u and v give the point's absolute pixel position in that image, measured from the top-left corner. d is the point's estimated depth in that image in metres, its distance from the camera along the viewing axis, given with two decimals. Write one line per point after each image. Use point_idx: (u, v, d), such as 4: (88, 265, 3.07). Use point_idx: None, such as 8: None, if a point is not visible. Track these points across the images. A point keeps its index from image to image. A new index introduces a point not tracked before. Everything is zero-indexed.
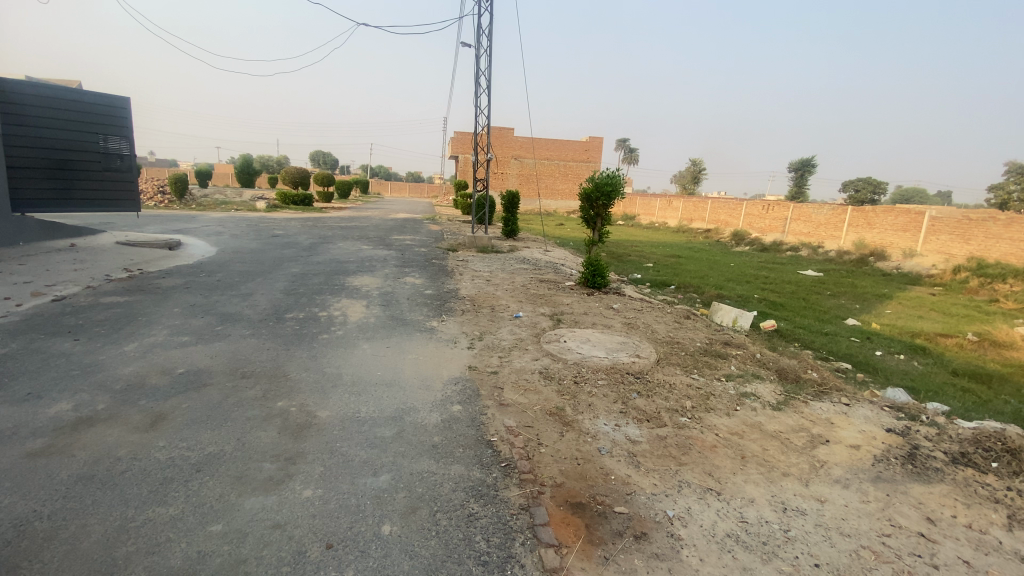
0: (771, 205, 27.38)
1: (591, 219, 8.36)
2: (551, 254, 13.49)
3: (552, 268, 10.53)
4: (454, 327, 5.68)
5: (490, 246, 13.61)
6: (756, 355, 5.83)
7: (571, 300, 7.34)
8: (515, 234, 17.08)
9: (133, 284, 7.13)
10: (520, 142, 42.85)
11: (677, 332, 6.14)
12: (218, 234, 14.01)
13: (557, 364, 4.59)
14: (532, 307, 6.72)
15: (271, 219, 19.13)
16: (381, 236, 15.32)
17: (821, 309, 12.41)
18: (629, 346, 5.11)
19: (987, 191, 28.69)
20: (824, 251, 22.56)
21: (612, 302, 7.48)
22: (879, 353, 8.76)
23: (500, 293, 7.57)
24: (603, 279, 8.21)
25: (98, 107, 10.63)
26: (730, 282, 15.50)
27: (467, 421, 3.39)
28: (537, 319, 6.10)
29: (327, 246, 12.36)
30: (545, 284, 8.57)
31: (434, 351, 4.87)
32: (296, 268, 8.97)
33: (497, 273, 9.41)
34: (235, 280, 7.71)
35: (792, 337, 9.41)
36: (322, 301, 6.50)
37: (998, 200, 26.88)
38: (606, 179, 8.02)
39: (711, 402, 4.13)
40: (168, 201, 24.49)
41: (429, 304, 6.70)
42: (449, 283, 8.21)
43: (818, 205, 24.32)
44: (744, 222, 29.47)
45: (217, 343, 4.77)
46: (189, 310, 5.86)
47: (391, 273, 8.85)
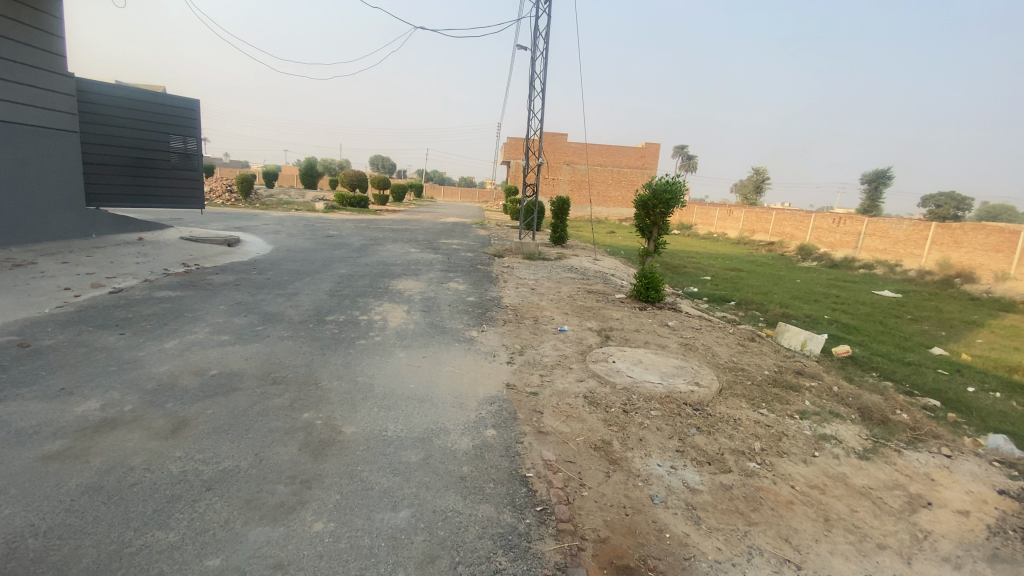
0: (843, 219, 25.46)
1: (647, 229, 7.85)
2: (601, 263, 12.98)
3: (601, 278, 10.05)
4: (495, 338, 5.37)
5: (538, 252, 13.28)
6: (833, 389, 5.15)
7: (621, 314, 6.86)
8: (564, 241, 16.66)
9: (187, 279, 7.34)
10: (574, 148, 42.36)
11: (740, 357, 5.54)
12: (276, 232, 14.49)
13: (605, 388, 4.15)
14: (579, 320, 6.32)
15: (327, 220, 19.70)
16: (430, 239, 15.33)
17: (903, 335, 11.18)
18: (686, 372, 4.60)
19: None
20: (903, 270, 20.64)
21: (667, 318, 6.94)
22: (975, 389, 7.68)
23: (546, 304, 7.20)
24: (657, 292, 7.68)
25: (171, 108, 11.25)
26: (796, 300, 14.38)
27: (502, 449, 3.03)
28: (584, 334, 5.68)
29: (376, 248, 12.44)
30: (594, 295, 8.13)
31: (472, 365, 4.56)
32: (343, 269, 9.00)
33: (543, 282, 9.05)
34: (283, 279, 7.79)
35: (869, 365, 8.46)
36: (363, 304, 6.38)
37: None
38: (664, 186, 7.50)
39: (784, 444, 3.56)
40: (235, 200, 25.87)
41: (470, 311, 6.43)
42: (493, 290, 7.93)
43: (897, 220, 22.37)
44: (811, 236, 27.59)
45: (253, 344, 4.69)
46: (233, 308, 5.88)
47: (435, 278, 8.68)
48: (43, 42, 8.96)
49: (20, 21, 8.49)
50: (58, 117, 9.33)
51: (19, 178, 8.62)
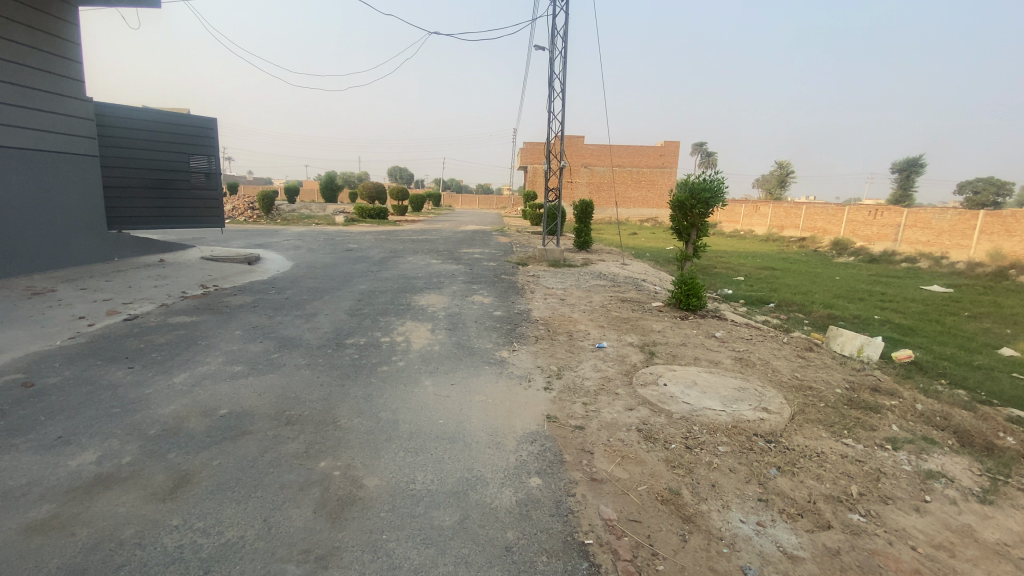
0: (879, 211, 24.25)
1: (686, 231, 7.29)
2: (630, 267, 12.39)
3: (633, 285, 9.49)
4: (528, 359, 4.90)
5: (563, 259, 12.78)
6: (916, 407, 4.51)
7: (663, 325, 6.31)
8: (588, 245, 16.12)
9: (204, 302, 7.09)
10: (591, 150, 41.76)
11: (803, 373, 4.94)
12: (296, 248, 14.34)
13: (660, 419, 3.64)
14: (618, 334, 5.80)
15: (347, 233, 19.58)
16: (450, 249, 14.99)
17: (963, 335, 10.29)
18: (749, 395, 4.04)
19: None
20: (949, 262, 19.43)
21: (712, 328, 6.37)
22: None
23: (579, 316, 6.69)
24: (698, 299, 7.11)
25: (189, 127, 11.15)
26: (840, 300, 13.53)
27: (552, 506, 2.56)
28: (626, 352, 5.15)
29: (396, 260, 12.13)
30: (628, 304, 7.59)
31: (506, 392, 4.09)
32: (363, 285, 8.66)
33: (572, 291, 8.55)
34: (302, 298, 7.49)
35: (935, 371, 7.70)
36: (385, 323, 5.98)
37: None
38: (703, 184, 6.93)
39: (884, 486, 2.99)
40: (257, 216, 26.09)
41: (499, 328, 5.97)
42: (520, 303, 7.45)
43: (940, 209, 21.15)
44: (846, 229, 26.35)
45: (269, 374, 4.31)
46: (249, 333, 5.54)
47: (459, 291, 8.25)
48: (61, 68, 8.91)
49: (37, 48, 8.44)
50: (77, 142, 9.27)
51: (39, 204, 8.54)
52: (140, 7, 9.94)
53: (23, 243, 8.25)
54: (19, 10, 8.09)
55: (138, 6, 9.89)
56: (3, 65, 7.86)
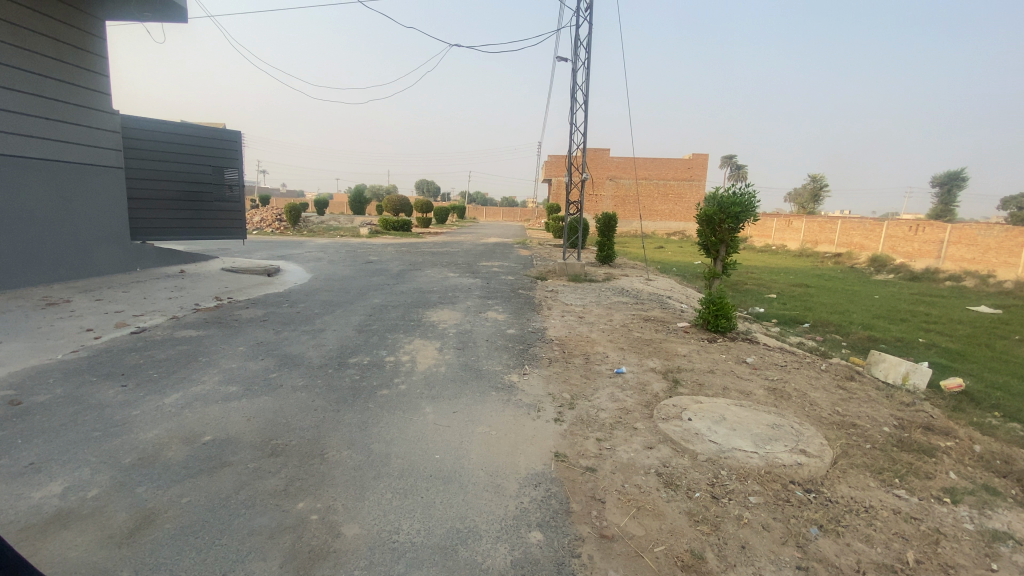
0: (920, 226, 23.03)
1: (714, 247, 6.87)
2: (654, 284, 11.92)
3: (657, 302, 9.04)
4: (540, 384, 4.55)
5: (584, 273, 12.40)
6: (979, 450, 3.96)
7: (687, 349, 5.87)
8: (611, 260, 15.69)
9: (214, 315, 7.00)
10: (616, 163, 41.34)
11: (844, 408, 4.45)
12: (317, 259, 14.36)
13: (682, 461, 3.26)
14: (638, 358, 5.40)
15: (368, 245, 19.61)
16: (470, 261, 14.78)
17: (1019, 361, 9.44)
18: (784, 434, 3.60)
19: None
20: (998, 281, 18.22)
21: (742, 353, 5.90)
22: None
23: (597, 336, 6.32)
24: (726, 321, 6.65)
25: (213, 140, 11.26)
26: (880, 320, 12.73)
27: (552, 571, 2.20)
28: (647, 379, 4.76)
29: (413, 273, 11.96)
30: (651, 324, 7.17)
31: (512, 422, 3.76)
32: (377, 299, 8.47)
33: (592, 309, 8.17)
34: (313, 312, 7.33)
35: (992, 402, 6.99)
36: (392, 340, 5.73)
37: None
38: (733, 198, 6.52)
39: (950, 554, 2.52)
40: (284, 227, 26.54)
41: (511, 348, 5.64)
42: (536, 320, 7.11)
43: (986, 225, 19.93)
44: (884, 245, 25.10)
45: (263, 397, 4.08)
46: (252, 349, 5.35)
47: (474, 306, 7.97)
48: (87, 81, 9.11)
49: (63, 60, 8.63)
50: (101, 154, 9.42)
51: (63, 215, 8.67)
52: (167, 22, 10.15)
53: (45, 253, 8.37)
54: (45, 23, 8.30)
55: (165, 21, 10.10)
56: (29, 77, 8.04)
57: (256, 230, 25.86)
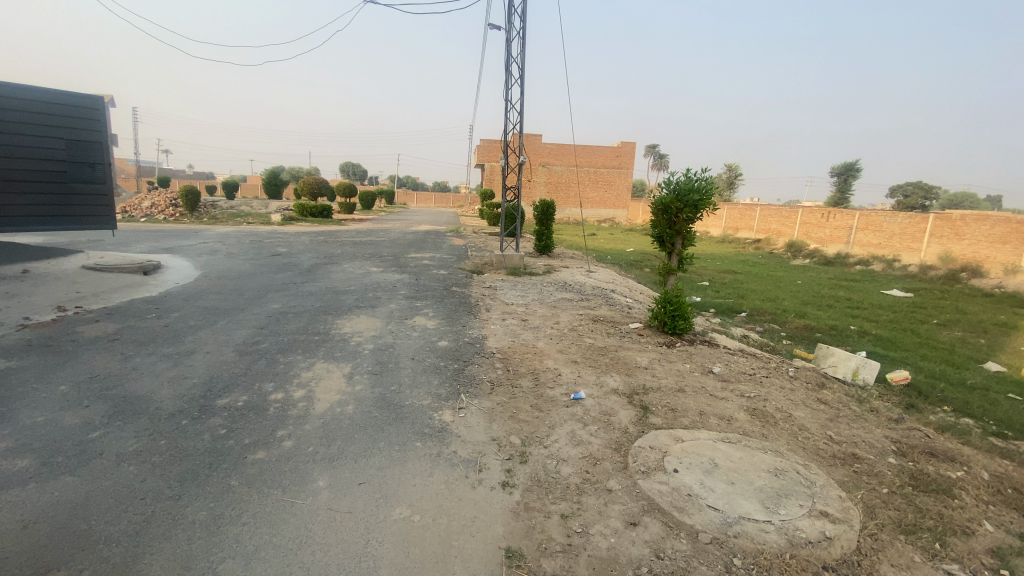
0: (831, 213, 24.36)
1: (669, 239, 6.01)
2: (596, 275, 11.24)
3: (603, 298, 8.28)
4: (480, 422, 3.50)
5: (523, 265, 11.48)
6: (987, 477, 3.46)
7: (647, 358, 5.04)
8: (550, 249, 14.94)
9: (44, 334, 5.24)
10: (548, 149, 40.69)
11: (837, 433, 3.79)
12: (213, 253, 12.29)
13: (682, 546, 2.36)
14: (596, 375, 4.49)
15: (279, 234, 17.40)
16: (396, 253, 13.33)
17: (942, 347, 9.75)
18: (793, 488, 2.83)
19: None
20: (901, 265, 19.57)
21: (707, 360, 5.18)
22: None
23: (543, 346, 5.34)
24: (685, 322, 5.85)
25: (64, 107, 8.48)
26: (809, 307, 12.96)
27: None
28: (611, 406, 3.84)
29: (329, 268, 10.41)
30: (603, 326, 6.35)
31: (444, 494, 2.68)
32: (278, 304, 6.99)
33: (535, 309, 7.23)
34: (190, 325, 5.76)
35: (935, 394, 6.95)
36: (285, 366, 4.41)
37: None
38: (690, 184, 5.72)
39: None
40: (180, 214, 23.23)
41: (441, 369, 4.52)
42: (472, 326, 6.05)
43: (890, 212, 21.32)
44: (800, 232, 26.38)
45: (62, 479, 2.70)
46: (76, 390, 3.83)
47: (398, 311, 6.73)
48: None
49: None
50: None
51: None
52: None
53: None
54: None
55: None
56: None
57: (145, 217, 22.42)
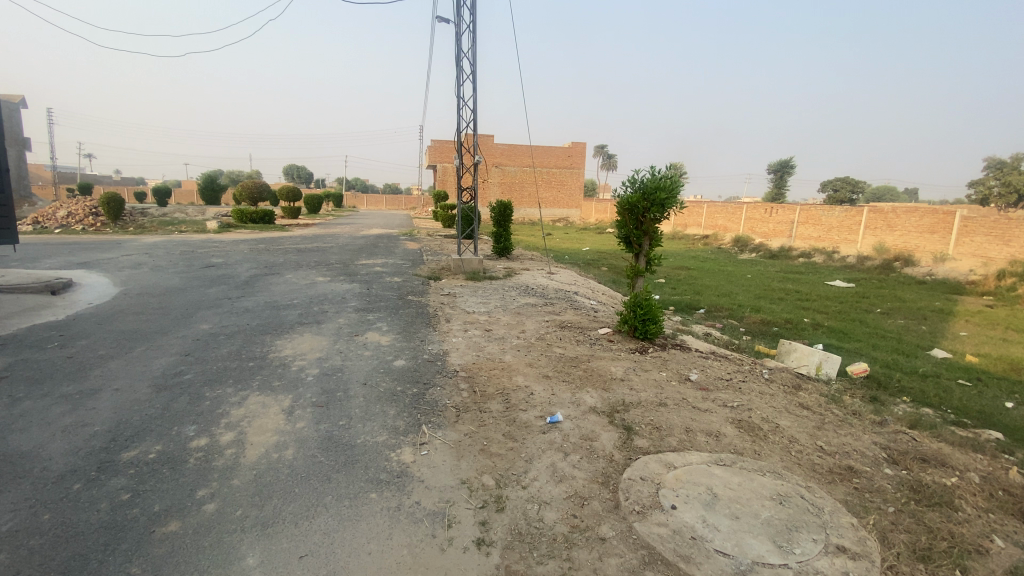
0: (774, 208, 25.29)
1: (637, 240, 5.65)
2: (556, 277, 10.92)
3: (567, 302, 7.94)
4: (445, 461, 3.02)
5: (482, 269, 11.02)
6: (979, 481, 3.34)
7: (622, 367, 4.70)
8: (508, 251, 14.55)
9: None
10: (500, 149, 40.36)
11: (827, 442, 3.58)
12: (138, 266, 11.08)
13: None
14: (571, 390, 4.10)
15: (216, 243, 16.08)
16: (345, 260, 12.53)
17: (890, 335, 10.09)
18: (803, 519, 2.54)
19: (970, 187, 27.52)
20: (841, 257, 20.52)
21: (683, 366, 4.91)
22: (1013, 407, 6.53)
23: (511, 360, 4.91)
24: (655, 326, 5.56)
25: None
26: (763, 301, 13.22)
27: None
28: (591, 428, 3.46)
29: (271, 279, 9.55)
30: (571, 333, 5.97)
31: (406, 564, 2.20)
32: (209, 324, 6.20)
33: (498, 317, 6.79)
34: (100, 355, 4.93)
35: (893, 385, 7.05)
36: (212, 404, 3.75)
37: (979, 196, 26.00)
38: (657, 181, 5.39)
39: None
40: (102, 223, 21.18)
41: (398, 395, 4.00)
42: (432, 341, 5.54)
43: (828, 207, 22.32)
44: (745, 227, 27.21)
45: None
46: None
47: (348, 326, 6.10)
48: None
49: None
50: None
51: None
52: None
53: None
54: None
55: None
56: None
57: (60, 228, 20.27)
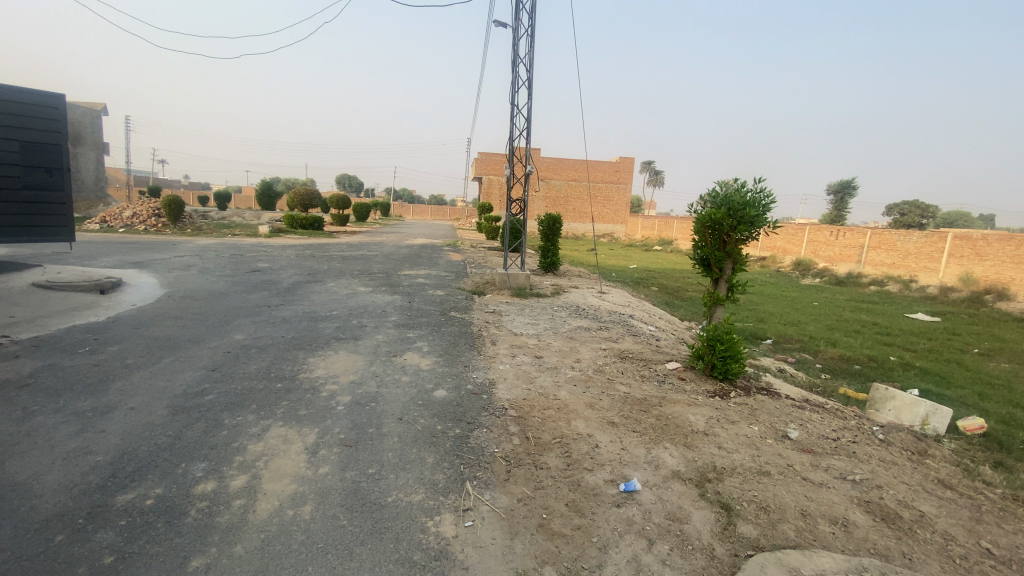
0: (841, 231, 23.48)
1: (718, 263, 4.86)
2: (609, 297, 10.14)
3: (624, 327, 7.18)
4: (497, 541, 2.38)
5: (528, 285, 10.39)
6: None
7: (703, 416, 3.92)
8: (555, 266, 13.88)
9: None
10: (547, 162, 39.98)
11: (995, 545, 2.72)
12: (186, 268, 11.09)
13: None
14: (646, 445, 3.37)
15: (265, 247, 16.25)
16: (388, 269, 12.19)
17: (996, 382, 8.71)
18: None
19: None
20: (918, 287, 18.66)
21: (777, 419, 4.07)
22: None
23: (568, 397, 4.21)
24: (737, 364, 4.73)
25: (13, 102, 6.78)
26: (836, 333, 11.94)
27: None
28: (678, 505, 2.73)
29: (313, 288, 9.28)
30: (635, 366, 5.21)
31: None
32: (243, 335, 5.83)
33: (550, 342, 6.12)
34: (125, 365, 4.58)
35: (1020, 448, 5.87)
36: (229, 436, 3.24)
37: None
38: (743, 195, 4.62)
39: None
40: (162, 224, 22.00)
41: (438, 437, 3.39)
42: (477, 367, 4.93)
43: (904, 231, 20.45)
44: (806, 250, 25.38)
45: None
46: None
47: (386, 345, 5.59)
48: None
49: None
50: None
51: None
52: None
53: None
54: None
55: None
56: None
57: (124, 228, 21.16)
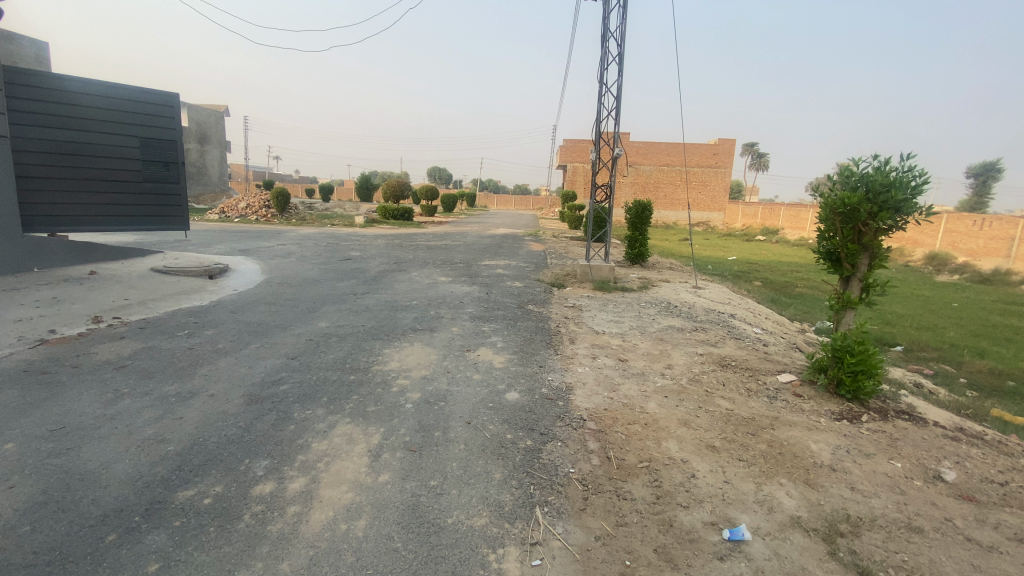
0: (985, 219, 19.80)
1: (848, 258, 4.03)
2: (703, 292, 9.23)
3: (722, 328, 6.39)
4: None
5: (613, 278, 9.77)
6: None
7: (828, 445, 3.21)
8: (643, 258, 13.03)
9: (55, 353, 4.42)
10: (636, 148, 38.22)
11: None
12: (286, 255, 11.84)
13: None
14: (756, 480, 2.78)
15: (358, 236, 17.07)
16: (470, 259, 12.14)
17: None
18: None
19: None
20: None
21: (929, 455, 3.23)
22: None
23: (657, 411, 3.68)
24: (872, 381, 3.89)
25: (137, 103, 7.65)
26: (989, 341, 9.95)
27: None
28: (801, 567, 2.15)
29: (396, 276, 9.42)
30: (738, 375, 4.51)
31: None
32: (325, 323, 5.93)
33: (636, 342, 5.56)
34: (216, 349, 4.78)
35: None
36: (295, 432, 3.15)
37: None
38: (885, 175, 3.74)
39: None
40: (272, 214, 24.03)
41: (507, 448, 3.05)
42: (554, 369, 4.54)
43: None
44: (942, 241, 21.76)
45: None
46: (18, 450, 2.78)
47: (461, 338, 5.38)
48: None
49: None
50: None
51: None
52: None
53: None
54: None
55: None
56: None
57: (240, 218, 23.41)
